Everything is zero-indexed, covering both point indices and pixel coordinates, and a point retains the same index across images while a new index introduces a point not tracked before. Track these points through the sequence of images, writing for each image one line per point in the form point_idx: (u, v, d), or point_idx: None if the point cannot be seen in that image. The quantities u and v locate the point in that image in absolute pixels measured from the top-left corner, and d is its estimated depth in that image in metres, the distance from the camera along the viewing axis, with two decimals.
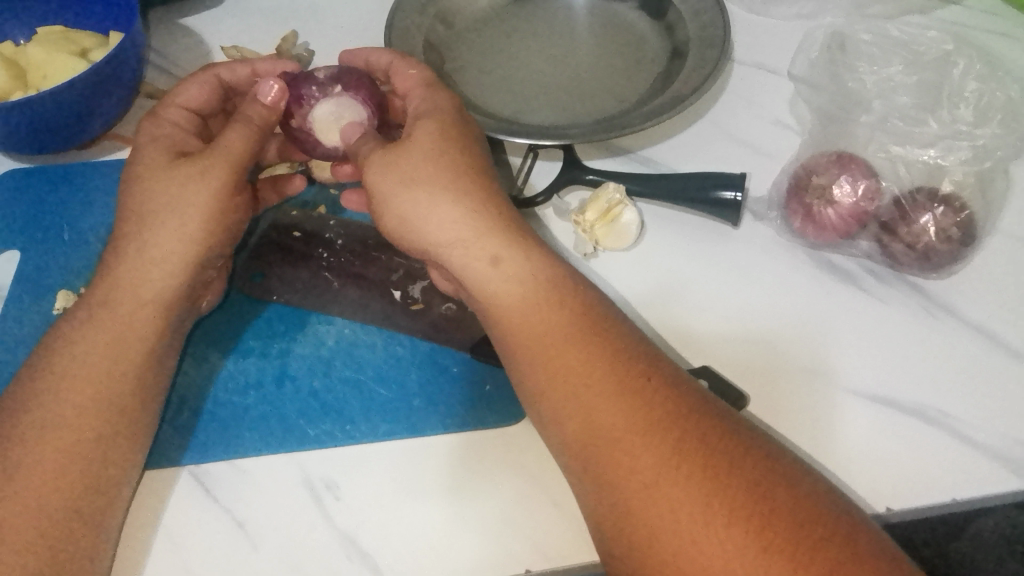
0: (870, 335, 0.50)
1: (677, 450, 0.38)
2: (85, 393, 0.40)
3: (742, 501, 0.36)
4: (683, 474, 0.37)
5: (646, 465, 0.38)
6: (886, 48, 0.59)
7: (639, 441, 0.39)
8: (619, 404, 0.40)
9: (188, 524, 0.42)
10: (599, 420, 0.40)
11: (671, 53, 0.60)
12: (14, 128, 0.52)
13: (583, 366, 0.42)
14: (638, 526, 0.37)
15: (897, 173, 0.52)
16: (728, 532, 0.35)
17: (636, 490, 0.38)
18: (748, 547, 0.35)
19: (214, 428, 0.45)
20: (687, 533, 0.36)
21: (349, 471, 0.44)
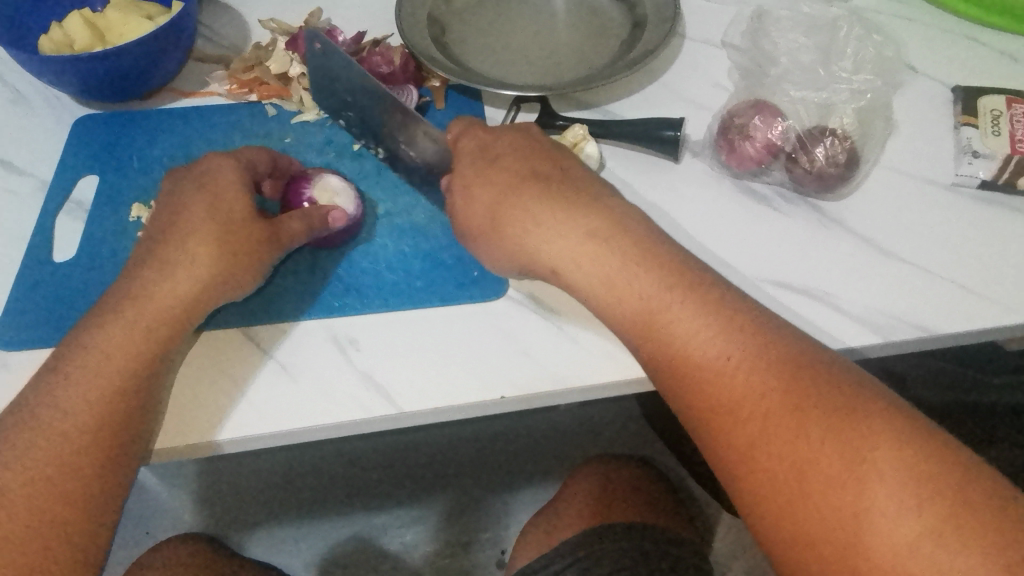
0: (796, 242, 0.62)
1: (812, 414, 0.42)
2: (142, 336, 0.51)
3: (815, 395, 0.43)
4: (762, 380, 0.44)
5: (788, 428, 0.42)
6: (796, 20, 0.72)
7: (721, 353, 0.46)
8: (756, 374, 0.44)
9: (242, 365, 0.56)
10: (738, 392, 0.44)
11: (632, 25, 0.77)
12: (97, 73, 0.69)
13: (702, 341, 0.47)
14: (737, 436, 0.44)
15: (798, 112, 0.65)
16: (803, 422, 0.42)
17: (786, 456, 0.42)
18: (820, 431, 0.42)
19: (258, 299, 0.59)
20: (841, 483, 0.40)
21: (366, 333, 0.58)
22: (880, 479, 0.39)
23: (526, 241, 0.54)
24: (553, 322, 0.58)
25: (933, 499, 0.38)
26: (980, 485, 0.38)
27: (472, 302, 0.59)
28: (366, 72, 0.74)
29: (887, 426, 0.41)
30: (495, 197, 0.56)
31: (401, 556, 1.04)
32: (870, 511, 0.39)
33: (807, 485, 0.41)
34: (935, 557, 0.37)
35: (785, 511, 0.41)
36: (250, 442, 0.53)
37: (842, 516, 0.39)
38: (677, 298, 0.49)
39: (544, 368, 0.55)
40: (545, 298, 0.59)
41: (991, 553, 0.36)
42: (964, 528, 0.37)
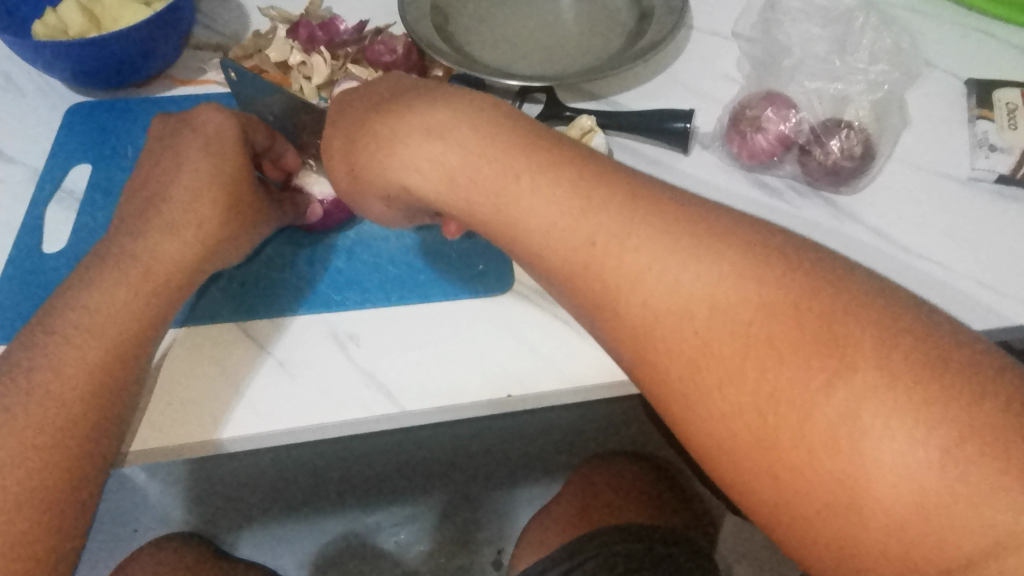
0: (805, 236, 0.61)
1: (763, 336, 0.35)
2: (118, 330, 0.49)
3: (751, 300, 0.36)
4: (687, 294, 0.37)
5: (740, 360, 0.35)
6: (809, 11, 0.71)
7: (645, 265, 0.38)
8: (691, 293, 0.37)
9: (239, 361, 0.54)
10: (677, 325, 0.37)
11: (640, 15, 0.75)
12: (91, 60, 0.67)
13: (625, 258, 0.39)
14: (685, 383, 0.36)
15: (812, 104, 0.64)
16: (742, 336, 0.35)
17: (745, 398, 0.35)
18: (764, 345, 0.35)
19: (258, 295, 0.57)
20: (815, 419, 0.33)
21: (367, 328, 0.56)
22: (861, 404, 0.32)
23: (380, 160, 0.47)
24: (558, 318, 0.56)
25: (905, 405, 0.32)
26: (960, 372, 0.32)
27: (477, 297, 0.57)
28: (369, 61, 0.72)
29: (827, 317, 0.34)
30: (357, 129, 0.49)
31: (397, 556, 1.03)
32: (858, 449, 0.32)
33: (755, 415, 0.35)
34: (893, 455, 0.31)
35: (736, 449, 0.35)
36: (248, 442, 0.51)
37: (800, 439, 0.33)
38: (588, 215, 0.40)
39: (551, 365, 0.54)
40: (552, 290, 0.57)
41: (961, 437, 0.31)
42: (918, 409, 0.31)
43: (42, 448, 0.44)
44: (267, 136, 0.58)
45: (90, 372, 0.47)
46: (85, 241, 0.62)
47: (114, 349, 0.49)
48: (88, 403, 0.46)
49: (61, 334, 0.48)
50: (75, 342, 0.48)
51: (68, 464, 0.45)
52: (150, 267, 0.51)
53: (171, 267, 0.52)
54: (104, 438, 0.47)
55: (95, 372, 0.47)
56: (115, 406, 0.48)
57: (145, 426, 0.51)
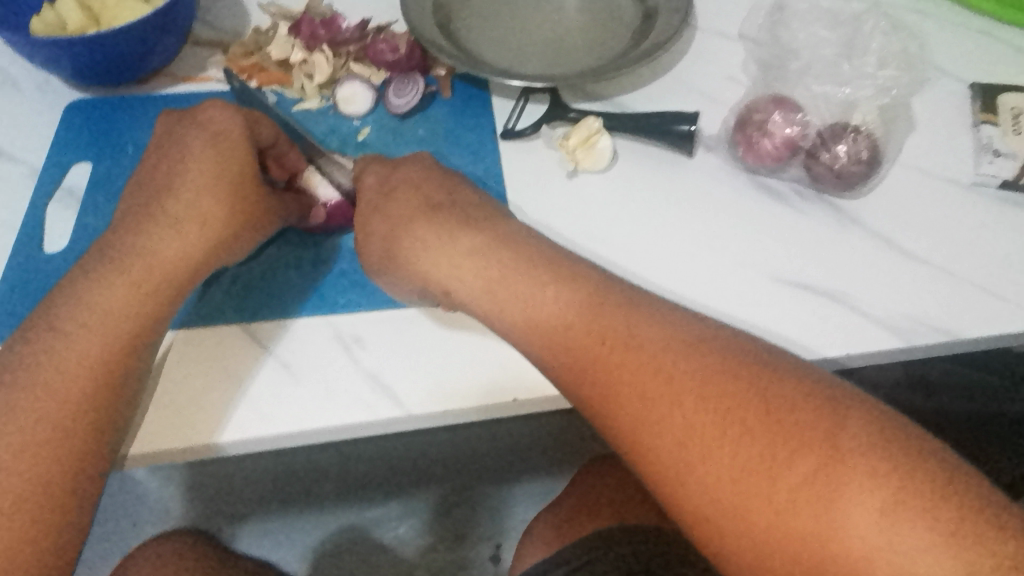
0: (805, 243, 0.60)
1: (745, 426, 0.39)
2: (118, 333, 0.48)
3: (739, 401, 0.40)
4: (677, 389, 0.41)
5: (719, 450, 0.39)
6: (817, 14, 0.70)
7: (655, 364, 0.43)
8: (678, 389, 0.41)
9: (243, 364, 0.54)
10: (666, 419, 0.41)
11: (645, 16, 0.75)
12: (91, 55, 0.66)
13: (614, 351, 0.44)
14: (669, 472, 0.40)
15: (818, 109, 0.64)
16: (731, 429, 0.39)
17: (726, 487, 0.39)
18: (740, 430, 0.39)
19: (261, 297, 0.57)
20: (794, 502, 0.37)
21: (371, 331, 0.56)
22: (842, 490, 0.36)
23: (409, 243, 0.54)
24: None
25: (867, 492, 0.36)
26: (923, 458, 0.37)
27: None
28: (371, 59, 0.72)
29: (801, 424, 0.38)
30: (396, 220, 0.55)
31: (396, 550, 1.03)
32: (837, 531, 0.36)
33: (738, 498, 0.38)
34: (868, 530, 0.35)
35: (718, 532, 0.39)
36: (251, 445, 0.51)
37: (771, 510, 0.37)
38: (588, 301, 0.47)
39: None
40: None
41: (937, 521, 0.35)
42: (891, 500, 0.35)
43: (41, 453, 0.44)
44: (273, 131, 0.57)
45: (89, 374, 0.47)
46: (86, 240, 0.62)
47: (113, 351, 0.48)
48: (87, 407, 0.46)
49: (59, 336, 0.47)
50: (74, 343, 0.47)
51: (68, 469, 0.45)
52: (152, 267, 0.51)
53: (173, 268, 0.51)
54: (105, 441, 0.47)
55: (94, 375, 0.47)
56: (113, 408, 0.47)
57: (146, 429, 0.50)
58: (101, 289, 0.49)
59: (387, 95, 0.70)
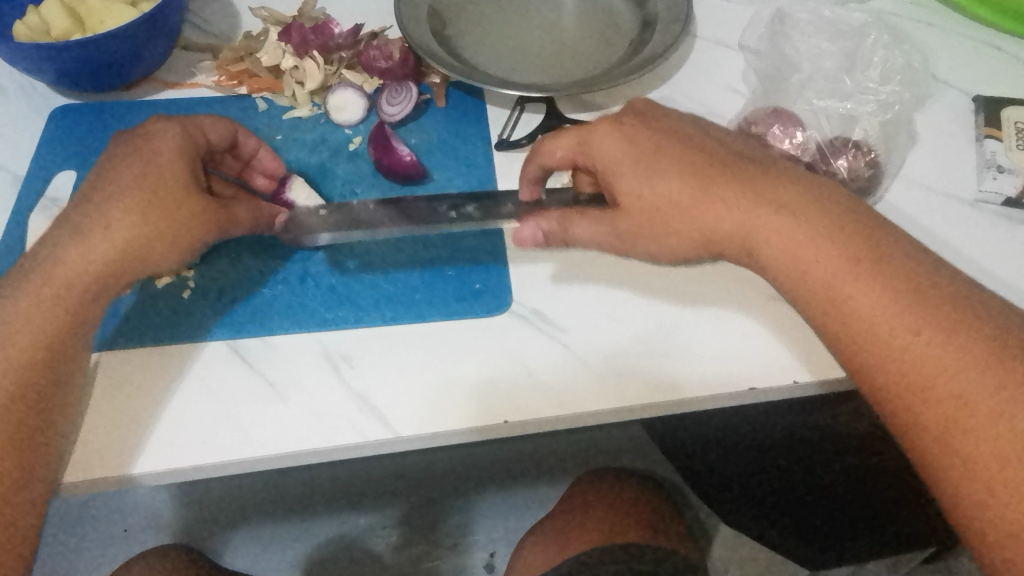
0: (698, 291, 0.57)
1: (988, 363, 0.40)
2: (40, 342, 0.47)
3: (975, 344, 0.41)
4: (902, 323, 0.42)
5: (942, 379, 0.40)
6: (818, 26, 0.69)
7: (908, 331, 0.42)
8: (905, 316, 0.42)
9: (226, 382, 0.52)
10: (893, 343, 0.42)
11: (642, 24, 0.73)
12: (74, 62, 0.65)
13: (823, 270, 0.44)
14: (902, 393, 0.42)
15: (818, 123, 0.63)
16: (959, 380, 0.40)
17: (949, 414, 0.40)
18: (961, 366, 0.40)
19: (247, 313, 0.56)
20: (1006, 439, 0.39)
21: (360, 349, 0.54)
22: None
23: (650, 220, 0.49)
24: (557, 341, 0.55)
25: None
26: None
27: (473, 318, 0.56)
28: (364, 66, 0.70)
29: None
30: (672, 173, 0.49)
31: (386, 560, 1.01)
32: None
33: (953, 428, 0.40)
34: None
35: (934, 452, 0.40)
36: (231, 467, 0.50)
37: (983, 451, 0.39)
38: (843, 264, 0.44)
39: (548, 390, 0.52)
40: (551, 315, 0.56)
41: None
42: None
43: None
44: (227, 129, 0.55)
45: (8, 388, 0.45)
46: None
47: (28, 361, 0.46)
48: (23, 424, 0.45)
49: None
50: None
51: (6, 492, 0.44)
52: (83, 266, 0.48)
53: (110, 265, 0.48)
54: (33, 458, 0.45)
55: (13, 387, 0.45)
56: (37, 423, 0.46)
57: (114, 447, 0.49)
58: (24, 296, 0.47)
59: (379, 104, 0.68)
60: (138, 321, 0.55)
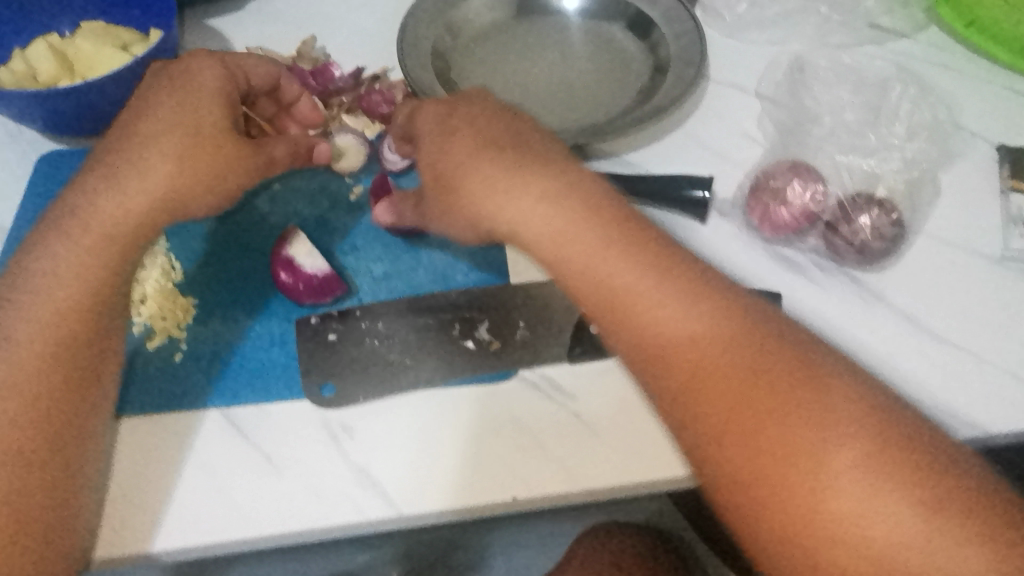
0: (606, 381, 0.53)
1: (774, 386, 0.40)
2: (69, 316, 0.46)
3: (768, 369, 0.40)
4: (694, 344, 0.42)
5: (743, 406, 0.40)
6: (839, 73, 0.69)
7: (719, 361, 0.41)
8: (712, 340, 0.42)
9: (221, 455, 0.50)
10: (695, 363, 0.41)
11: (654, 69, 0.71)
12: (63, 111, 0.63)
13: (631, 282, 0.43)
14: (700, 422, 0.41)
15: (840, 178, 0.61)
16: (765, 408, 0.40)
17: (756, 455, 0.39)
18: (754, 393, 0.40)
19: (242, 378, 0.53)
20: (806, 480, 0.38)
21: (361, 417, 0.51)
22: (849, 475, 0.37)
23: (496, 206, 0.48)
24: (569, 409, 0.52)
25: (876, 487, 0.37)
26: (926, 451, 0.38)
27: (479, 385, 0.53)
28: (364, 110, 0.68)
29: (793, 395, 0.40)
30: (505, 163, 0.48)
31: None
32: (856, 521, 0.36)
33: (752, 469, 0.39)
34: (882, 523, 0.36)
35: (730, 489, 0.39)
36: (227, 546, 0.47)
37: (784, 492, 0.38)
38: (650, 276, 0.43)
39: (559, 462, 0.50)
40: (560, 379, 0.53)
41: (951, 524, 0.36)
42: (902, 491, 0.37)
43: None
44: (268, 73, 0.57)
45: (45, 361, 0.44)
46: None
47: (67, 340, 0.45)
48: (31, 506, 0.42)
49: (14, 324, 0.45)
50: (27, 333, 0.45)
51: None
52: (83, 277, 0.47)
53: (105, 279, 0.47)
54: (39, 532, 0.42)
55: (50, 367, 0.44)
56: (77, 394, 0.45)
57: (109, 527, 0.47)
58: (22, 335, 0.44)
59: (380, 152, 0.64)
60: (129, 388, 0.52)
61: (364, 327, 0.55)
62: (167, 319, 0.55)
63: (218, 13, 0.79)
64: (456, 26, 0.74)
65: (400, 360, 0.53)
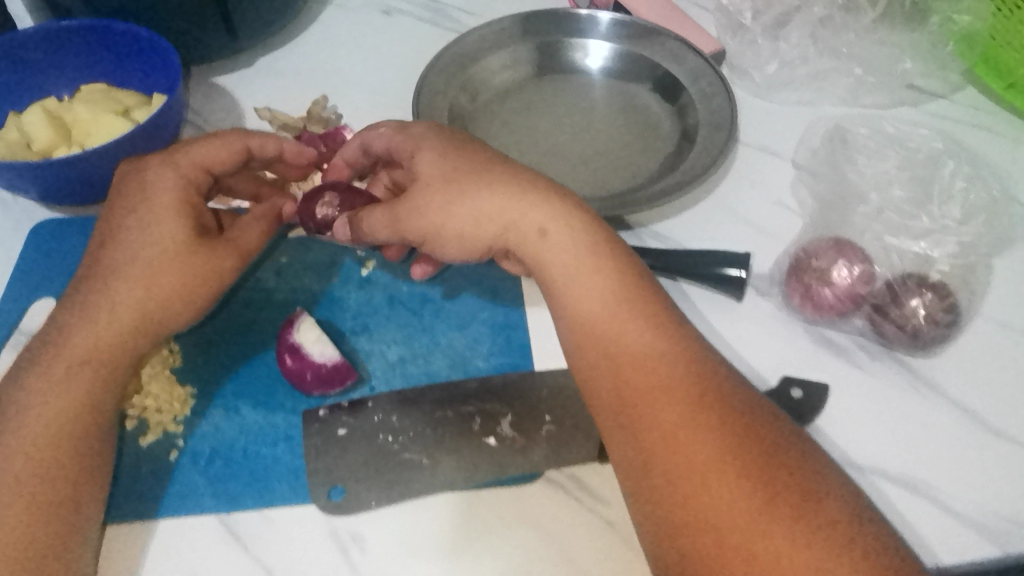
0: None
1: (702, 410, 0.41)
2: (63, 419, 0.45)
3: (701, 397, 0.42)
4: (633, 360, 0.44)
5: (669, 418, 0.41)
6: (882, 142, 0.66)
7: (646, 378, 0.43)
8: (654, 368, 0.43)
9: (218, 569, 0.45)
10: (631, 383, 0.43)
11: (682, 134, 0.68)
12: (62, 182, 0.59)
13: (586, 296, 0.46)
14: (633, 430, 0.42)
15: (889, 260, 0.56)
16: (696, 427, 0.40)
17: (679, 466, 0.39)
18: (690, 414, 0.41)
19: (243, 480, 0.49)
20: (720, 497, 0.38)
21: (371, 524, 0.47)
22: (751, 500, 0.38)
23: (449, 222, 0.48)
24: (601, 515, 0.47)
25: (793, 524, 0.37)
26: (829, 503, 0.38)
27: (501, 487, 0.48)
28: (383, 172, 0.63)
29: (730, 418, 0.41)
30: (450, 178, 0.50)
31: None
32: (770, 552, 0.36)
33: (686, 482, 0.39)
34: (798, 558, 0.36)
35: (654, 495, 0.40)
36: None
37: (708, 512, 0.38)
38: (611, 301, 0.46)
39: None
40: (589, 480, 0.49)
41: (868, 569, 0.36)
42: (815, 535, 0.37)
43: None
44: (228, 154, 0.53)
45: (37, 464, 0.44)
46: None
47: (48, 459, 0.44)
48: None
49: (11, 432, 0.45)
50: (20, 440, 0.44)
51: None
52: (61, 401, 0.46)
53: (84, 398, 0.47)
54: None
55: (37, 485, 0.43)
56: (69, 493, 0.44)
57: None
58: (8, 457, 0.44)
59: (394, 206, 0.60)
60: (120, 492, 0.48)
61: (377, 420, 0.51)
62: (162, 411, 0.51)
63: (228, 71, 0.76)
64: (475, 87, 0.71)
65: (417, 458, 0.49)
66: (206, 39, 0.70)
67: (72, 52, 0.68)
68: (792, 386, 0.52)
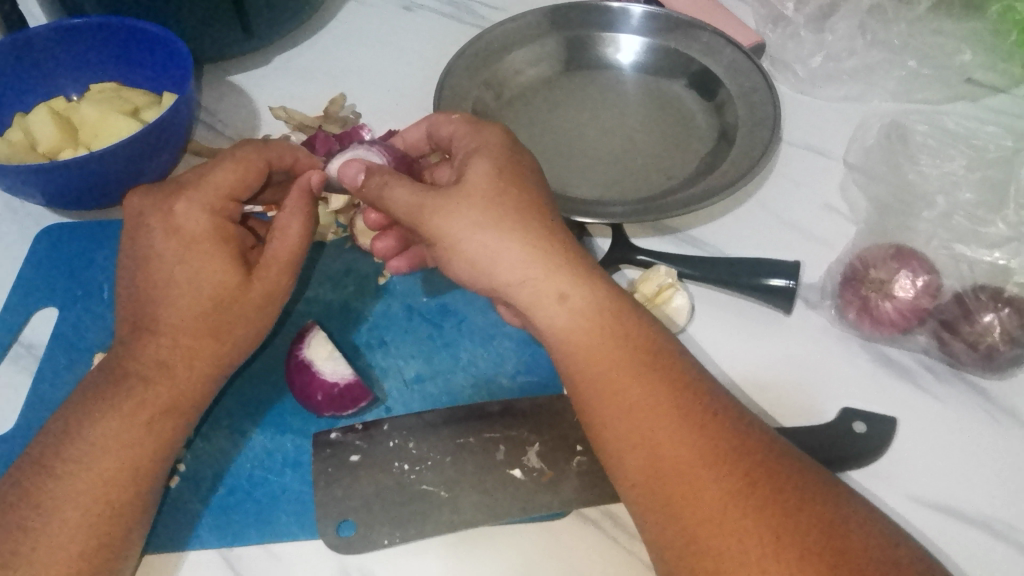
0: None
1: (742, 482, 0.36)
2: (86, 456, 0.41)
3: (739, 464, 0.37)
4: (660, 430, 0.38)
5: (713, 496, 0.36)
6: (943, 140, 0.61)
7: (679, 451, 0.37)
8: (686, 436, 0.38)
9: None
10: (662, 455, 0.38)
11: (719, 133, 0.63)
12: (66, 187, 0.56)
13: (605, 356, 0.41)
14: (670, 513, 0.36)
15: (958, 271, 0.51)
16: (739, 506, 0.35)
17: (723, 555, 0.34)
18: (729, 489, 0.36)
19: (247, 510, 0.45)
20: None
21: (385, 562, 0.43)
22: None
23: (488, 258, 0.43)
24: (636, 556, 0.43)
25: None
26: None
27: (528, 521, 0.44)
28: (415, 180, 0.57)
29: (776, 488, 0.36)
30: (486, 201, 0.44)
31: None
32: None
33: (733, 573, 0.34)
34: None
35: None
36: None
37: None
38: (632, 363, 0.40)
39: None
40: (624, 515, 0.44)
41: None
42: None
43: None
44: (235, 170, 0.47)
45: (57, 515, 0.39)
46: (40, 413, 0.51)
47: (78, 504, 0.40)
48: None
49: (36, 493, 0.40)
50: (50, 501, 0.40)
51: None
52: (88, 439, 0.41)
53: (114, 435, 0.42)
54: None
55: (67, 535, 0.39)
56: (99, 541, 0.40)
57: None
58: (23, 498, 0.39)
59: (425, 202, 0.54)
60: None
61: (392, 446, 0.46)
62: None
63: (242, 68, 0.72)
64: (499, 83, 0.66)
65: (435, 491, 0.45)
66: (218, 35, 0.66)
67: (81, 50, 0.64)
68: (854, 419, 0.47)
